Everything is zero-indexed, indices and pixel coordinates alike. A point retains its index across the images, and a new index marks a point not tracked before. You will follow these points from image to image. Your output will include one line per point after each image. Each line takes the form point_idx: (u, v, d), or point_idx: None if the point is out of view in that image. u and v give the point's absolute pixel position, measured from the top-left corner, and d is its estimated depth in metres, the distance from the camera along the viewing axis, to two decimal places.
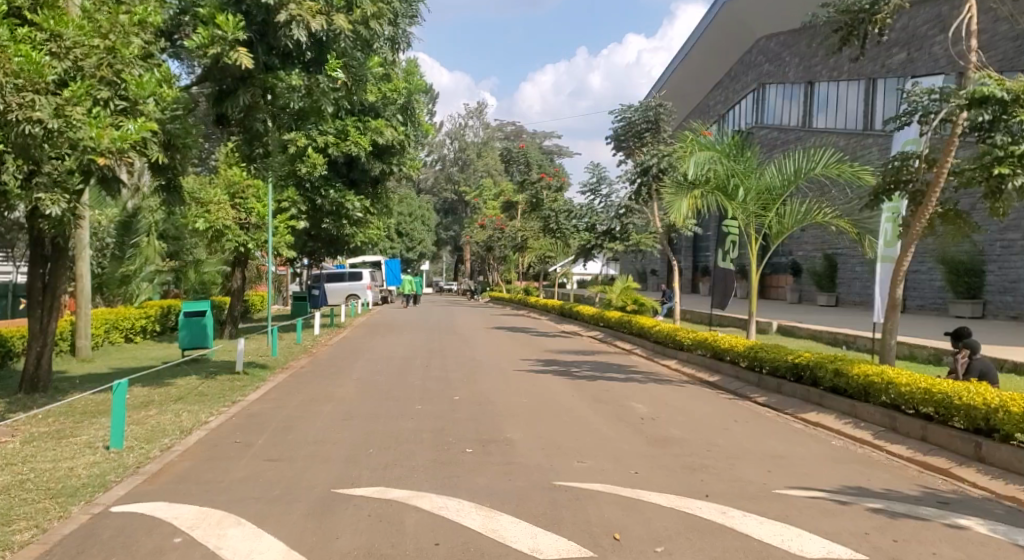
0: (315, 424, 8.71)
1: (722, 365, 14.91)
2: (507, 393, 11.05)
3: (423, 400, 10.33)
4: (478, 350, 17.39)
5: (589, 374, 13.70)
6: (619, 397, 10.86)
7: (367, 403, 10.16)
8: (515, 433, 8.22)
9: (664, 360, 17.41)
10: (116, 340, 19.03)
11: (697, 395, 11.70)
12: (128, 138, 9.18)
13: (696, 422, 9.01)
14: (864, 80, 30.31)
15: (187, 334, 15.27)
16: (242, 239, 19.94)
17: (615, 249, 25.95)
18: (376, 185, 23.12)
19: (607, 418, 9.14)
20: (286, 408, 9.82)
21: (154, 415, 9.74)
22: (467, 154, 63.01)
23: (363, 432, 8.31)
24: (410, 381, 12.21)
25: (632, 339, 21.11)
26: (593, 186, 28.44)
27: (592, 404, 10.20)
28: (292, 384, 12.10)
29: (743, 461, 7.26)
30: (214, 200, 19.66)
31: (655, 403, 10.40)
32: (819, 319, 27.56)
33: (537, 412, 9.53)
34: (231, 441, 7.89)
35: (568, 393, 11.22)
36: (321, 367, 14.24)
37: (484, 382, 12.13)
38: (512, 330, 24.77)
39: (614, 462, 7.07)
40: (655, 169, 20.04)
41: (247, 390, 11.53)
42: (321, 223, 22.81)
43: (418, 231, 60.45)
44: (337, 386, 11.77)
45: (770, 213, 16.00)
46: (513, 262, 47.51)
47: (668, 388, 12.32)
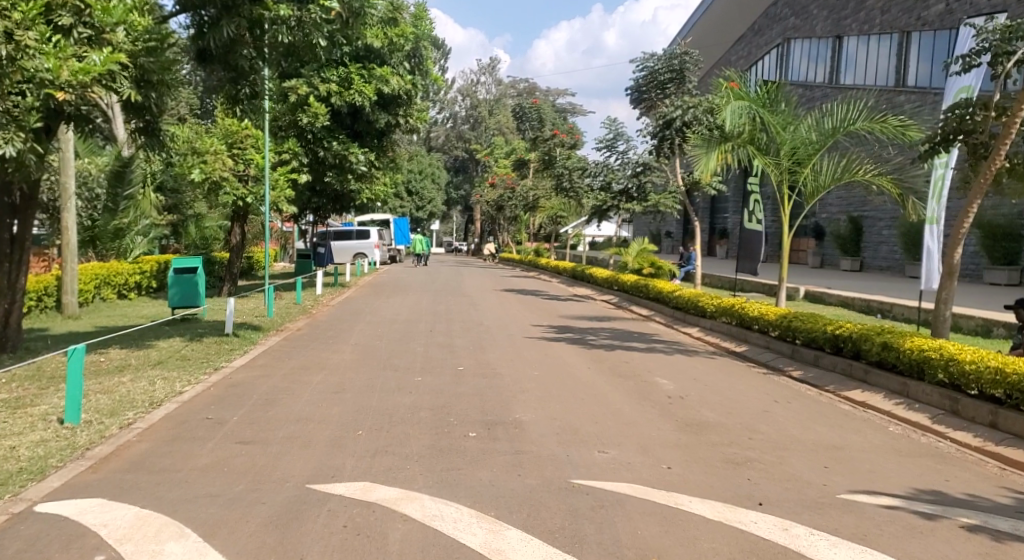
0: (301, 399, 7.71)
1: (751, 335, 13.81)
2: (518, 364, 10.03)
3: (425, 371, 9.34)
4: (487, 314, 16.36)
5: (606, 343, 12.67)
6: (642, 371, 9.81)
7: (363, 373, 9.16)
8: (528, 414, 7.19)
9: (686, 328, 16.33)
10: (107, 297, 18.18)
11: (726, 369, 10.67)
12: (92, 71, 8.10)
13: (731, 403, 7.99)
14: (897, 34, 28.61)
15: (177, 292, 14.28)
16: (240, 192, 18.79)
17: (632, 210, 24.79)
18: (381, 137, 21.89)
19: (631, 397, 8.11)
20: (273, 377, 8.85)
21: (126, 383, 8.78)
22: (479, 112, 61.53)
23: (354, 409, 7.32)
24: (413, 348, 11.20)
25: (651, 304, 20.00)
26: (609, 141, 27.15)
27: (611, 378, 9.20)
28: (285, 349, 11.12)
29: (793, 453, 6.22)
30: (210, 150, 18.47)
31: (682, 379, 9.39)
32: (845, 284, 26.35)
33: (553, 387, 8.52)
34: (202, 417, 6.91)
35: (586, 365, 10.19)
36: (318, 330, 13.28)
37: (493, 351, 11.12)
38: (523, 293, 23.73)
39: (642, 453, 6.05)
40: (679, 122, 18.70)
41: (234, 355, 10.57)
42: (323, 178, 21.27)
43: (429, 190, 59.21)
44: (333, 352, 10.79)
45: (806, 168, 14.69)
46: (525, 222, 46.40)
47: (694, 360, 11.27)
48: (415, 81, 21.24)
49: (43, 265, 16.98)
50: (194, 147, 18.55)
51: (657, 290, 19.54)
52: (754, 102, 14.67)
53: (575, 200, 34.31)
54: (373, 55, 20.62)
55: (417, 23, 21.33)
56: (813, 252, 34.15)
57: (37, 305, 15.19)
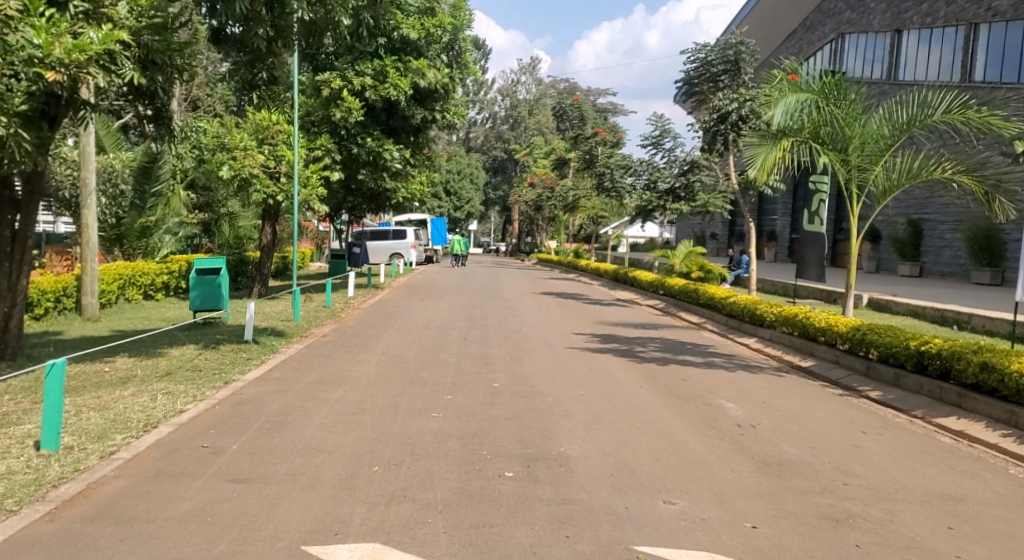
0: (315, 422, 6.73)
1: (817, 348, 12.56)
2: (562, 380, 8.97)
3: (458, 388, 8.33)
4: (526, 320, 15.32)
5: (656, 355, 11.53)
6: (702, 391, 8.66)
7: (387, 390, 8.16)
8: (576, 447, 6.12)
9: (742, 338, 15.13)
10: (133, 297, 17.53)
11: (797, 389, 9.46)
12: (87, 48, 7.22)
13: (812, 435, 6.84)
14: (963, 26, 26.84)
15: (198, 295, 13.45)
16: (271, 191, 17.97)
17: (679, 210, 23.50)
18: (417, 134, 20.88)
19: (697, 427, 6.99)
20: (287, 394, 7.90)
21: (126, 399, 7.92)
22: (519, 112, 60.41)
23: (372, 436, 6.31)
24: (446, 360, 10.20)
25: (701, 310, 18.81)
26: (655, 139, 25.95)
27: (668, 400, 8.08)
28: (307, 358, 10.20)
29: (904, 505, 5.07)
30: (240, 146, 17.76)
31: (749, 402, 8.24)
32: (906, 290, 24.77)
33: (603, 411, 7.44)
34: (196, 446, 5.96)
35: (639, 382, 9.06)
36: (346, 337, 12.36)
37: (533, 364, 10.05)
38: (563, 296, 22.62)
39: (718, 507, 4.95)
40: (735, 116, 17.67)
41: (250, 365, 9.65)
42: (357, 175, 20.33)
43: (467, 190, 58.38)
44: (357, 363, 9.83)
45: (877, 167, 13.26)
46: (564, 223, 45.24)
47: (757, 378, 10.08)
48: (453, 74, 20.18)
49: (65, 263, 16.38)
50: (222, 143, 17.90)
51: (709, 296, 18.35)
52: (815, 94, 13.31)
53: (617, 201, 33.09)
54: (409, 47, 19.66)
55: (455, 13, 20.31)
56: (868, 257, 32.47)
57: (55, 307, 14.54)
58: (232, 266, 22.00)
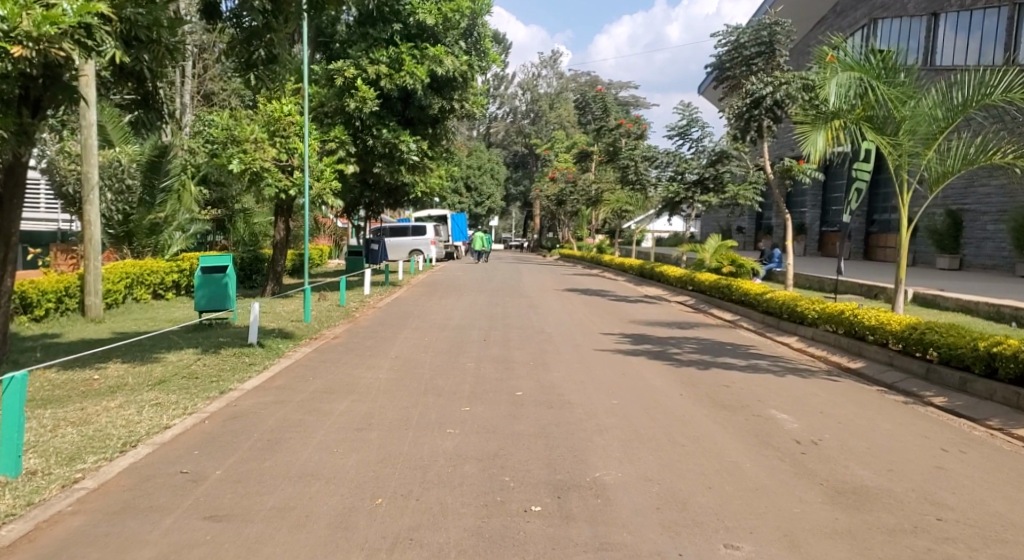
0: (315, 440, 5.93)
1: (866, 348, 11.59)
2: (592, 388, 8.10)
3: (477, 398, 7.48)
4: (551, 320, 14.46)
5: (693, 357, 10.63)
6: (749, 400, 7.75)
7: (398, 401, 7.32)
8: (614, 473, 5.24)
9: (781, 337, 14.17)
10: (141, 297, 16.89)
11: (855, 396, 8.51)
12: (57, 20, 6.42)
13: (887, 455, 5.91)
14: (1007, 6, 25.65)
15: (205, 294, 12.72)
16: (283, 185, 17.30)
17: (709, 202, 22.47)
18: (435, 124, 20.05)
19: (751, 446, 6.08)
20: (287, 406, 7.10)
21: (110, 412, 7.15)
22: (540, 105, 59.36)
23: (378, 459, 5.48)
24: (465, 365, 9.36)
25: (735, 307, 17.84)
26: (682, 128, 24.97)
27: (713, 412, 7.18)
28: (313, 363, 9.39)
29: (1019, 551, 4.14)
30: (251, 138, 17.01)
31: (804, 412, 7.31)
32: (949, 283, 23.56)
33: (642, 425, 6.57)
34: (174, 472, 5.17)
35: (678, 390, 8.17)
36: (358, 338, 11.55)
37: (559, 369, 9.19)
38: (588, 293, 21.69)
39: (791, 552, 4.07)
40: (770, 101, 16.60)
41: (251, 371, 8.87)
42: (373, 168, 19.53)
43: (488, 185, 57.48)
44: (368, 368, 9.01)
45: (930, 151, 12.17)
46: (587, 218, 44.24)
47: (807, 383, 9.14)
48: (472, 61, 19.30)
49: (70, 263, 15.77)
50: (232, 135, 17.23)
51: (743, 292, 17.39)
52: (869, 72, 12.25)
53: (641, 194, 32.07)
54: (426, 33, 18.85)
55: None
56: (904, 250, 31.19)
57: (56, 308, 13.88)
58: (246, 264, 21.34)
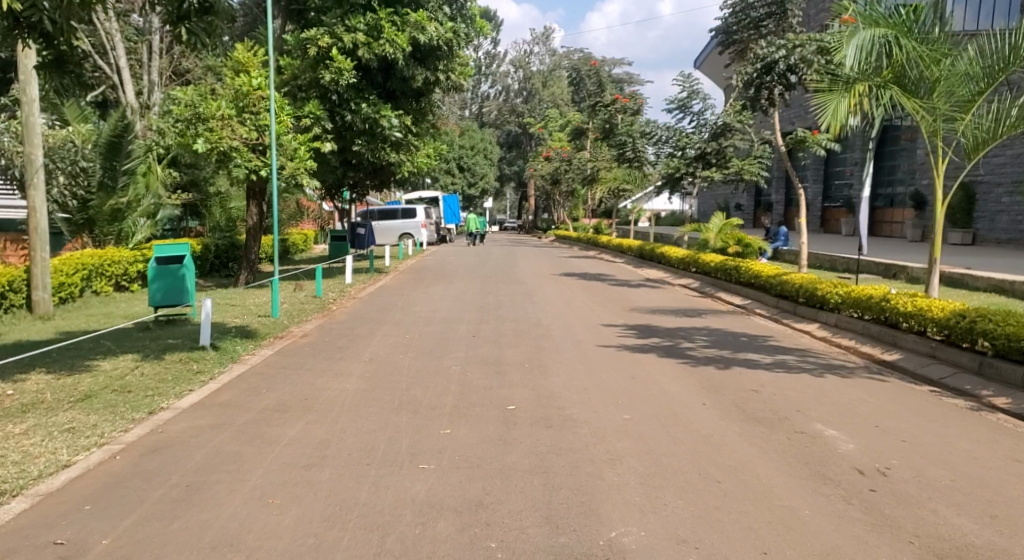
0: (247, 484, 4.61)
1: (902, 337, 10.31)
2: (598, 398, 6.78)
3: (459, 416, 6.15)
4: (548, 310, 13.12)
5: (710, 353, 9.31)
6: (788, 410, 6.44)
7: (364, 422, 6.00)
8: (635, 533, 3.95)
9: (800, 324, 12.89)
10: (102, 290, 15.54)
11: (908, 399, 7.20)
12: None
13: (982, 491, 4.60)
14: None
15: (160, 287, 11.38)
16: (254, 164, 15.97)
17: (710, 178, 21.06)
18: (419, 98, 18.62)
19: (805, 480, 4.78)
20: (226, 431, 5.77)
21: (6, 440, 5.80)
22: (532, 84, 57.61)
23: (325, 515, 4.16)
24: (448, 370, 8.03)
25: (744, 290, 16.55)
26: (683, 100, 23.62)
27: (748, 430, 5.87)
28: (270, 370, 8.05)
29: None
30: (217, 114, 15.60)
31: (856, 426, 6.01)
32: (968, 259, 22.18)
33: (663, 452, 5.26)
34: (44, 544, 3.84)
35: (701, 398, 6.84)
36: (330, 336, 10.21)
37: (559, 374, 7.85)
38: (586, 277, 20.34)
39: None
40: (782, 66, 15.06)
41: (197, 382, 7.53)
42: (352, 146, 18.08)
43: (481, 166, 55.96)
44: (334, 376, 7.68)
45: (967, 115, 10.44)
46: (582, 197, 42.81)
47: (847, 384, 7.83)
48: (457, 29, 17.87)
49: (20, 254, 14.41)
50: (197, 112, 15.79)
51: (754, 274, 16.10)
52: (896, 27, 10.47)
53: (639, 172, 30.66)
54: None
55: None
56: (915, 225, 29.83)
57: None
58: (220, 251, 20.13)
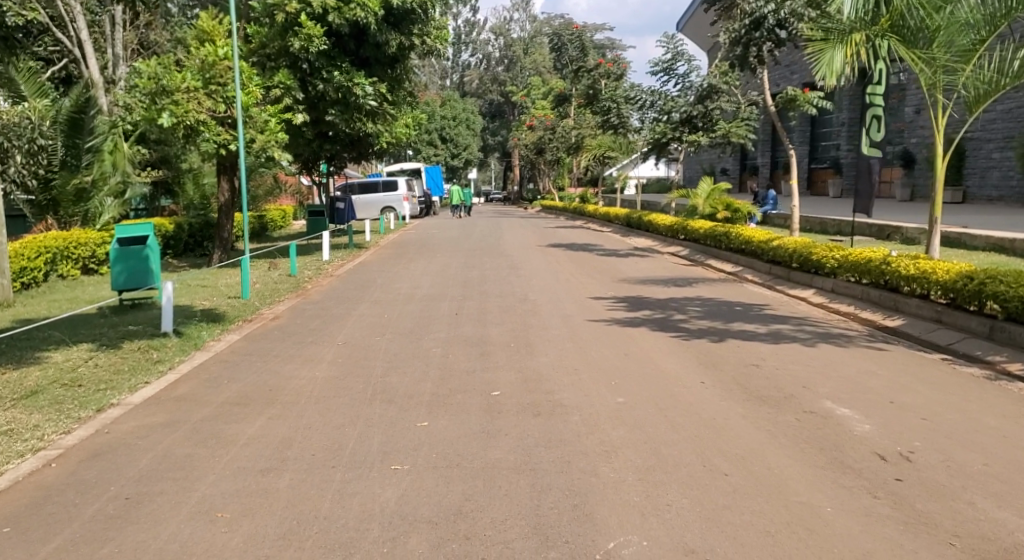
0: (195, 496, 4.05)
1: (904, 302, 9.84)
2: (588, 380, 6.25)
3: (436, 406, 5.61)
4: (533, 284, 12.56)
5: (704, 325, 8.80)
6: (794, 387, 5.95)
7: (333, 416, 5.45)
8: (636, 544, 3.42)
9: (795, 290, 12.40)
10: (67, 274, 14.84)
11: (919, 368, 6.72)
12: None
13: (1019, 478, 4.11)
14: None
15: (122, 270, 10.73)
16: (223, 138, 15.23)
17: (698, 142, 20.40)
18: (394, 65, 17.88)
19: (823, 469, 4.28)
20: (179, 431, 5.20)
21: None
22: (513, 52, 56.48)
23: (280, 533, 3.62)
24: (427, 352, 7.48)
25: (735, 257, 16.05)
26: (668, 62, 22.95)
27: (753, 412, 5.37)
28: (236, 357, 7.47)
29: None
30: (182, 87, 14.81)
31: (869, 404, 5.52)
32: (961, 217, 21.76)
33: (662, 440, 4.74)
34: None
35: (700, 376, 6.33)
36: (303, 318, 9.61)
37: (545, 354, 7.31)
38: (573, 248, 19.77)
39: None
40: (771, 21, 14.53)
41: (155, 372, 6.93)
42: (326, 117, 17.34)
43: (463, 136, 55.01)
44: (303, 363, 7.11)
45: (968, 66, 9.74)
46: (567, 166, 42.05)
47: (853, 355, 7.34)
48: None
49: None
50: (160, 85, 14.98)
51: (745, 239, 15.59)
52: None
53: (624, 138, 29.99)
54: None
55: None
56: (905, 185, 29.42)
57: None
58: (193, 230, 19.42)
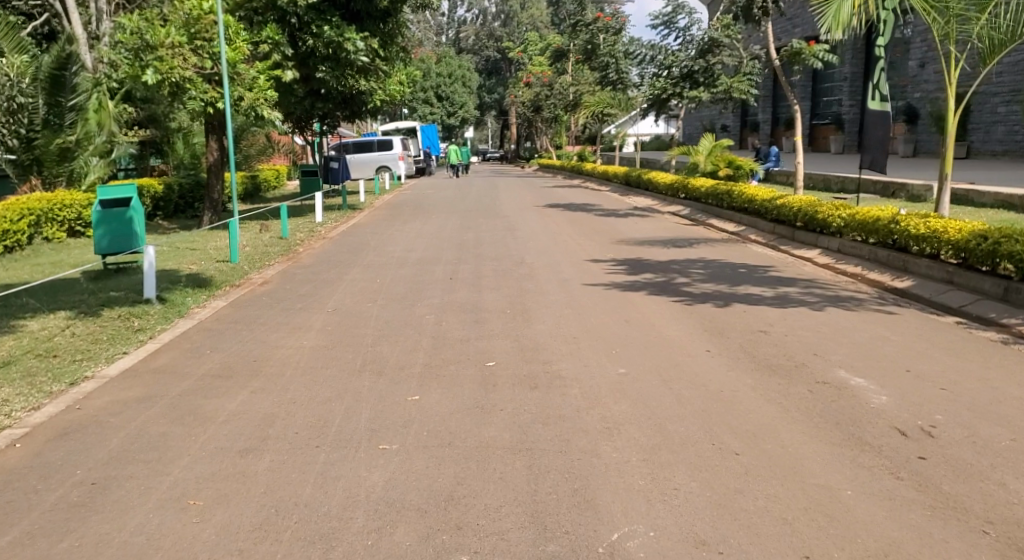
0: (167, 481, 3.77)
1: (914, 262, 9.50)
2: (588, 349, 5.96)
3: (428, 379, 5.32)
4: (531, 246, 12.20)
5: (708, 288, 8.49)
6: (804, 355, 5.66)
7: (318, 390, 5.15)
8: (643, 535, 3.14)
9: (800, 250, 12.06)
10: (53, 236, 14.46)
11: (933, 333, 6.42)
12: None
13: None
14: None
15: (105, 233, 10.35)
16: (210, 96, 14.72)
17: (698, 98, 19.88)
18: (386, 19, 17.28)
19: (840, 447, 4.00)
20: (156, 408, 4.90)
21: None
22: (510, 6, 55.31)
23: (257, 523, 3.34)
24: (420, 320, 7.17)
25: (737, 216, 15.68)
26: (669, 15, 22.29)
27: (763, 383, 5.08)
28: (220, 325, 7.15)
29: None
30: (166, 42, 14.24)
31: (885, 373, 5.23)
32: (966, 174, 21.35)
33: (668, 416, 4.45)
34: None
35: (704, 344, 6.04)
36: (292, 284, 9.28)
37: (543, 321, 7.01)
38: (571, 208, 19.39)
39: None
40: None
41: (135, 342, 6.62)
42: (316, 73, 16.80)
43: (460, 94, 54.12)
44: (290, 332, 6.80)
45: (983, 14, 9.28)
46: (565, 124, 41.32)
47: (863, 319, 7.04)
48: None
49: None
50: (144, 40, 14.40)
51: (748, 198, 15.21)
52: None
53: (623, 94, 29.35)
54: None
55: None
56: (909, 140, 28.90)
57: None
58: (183, 191, 18.99)
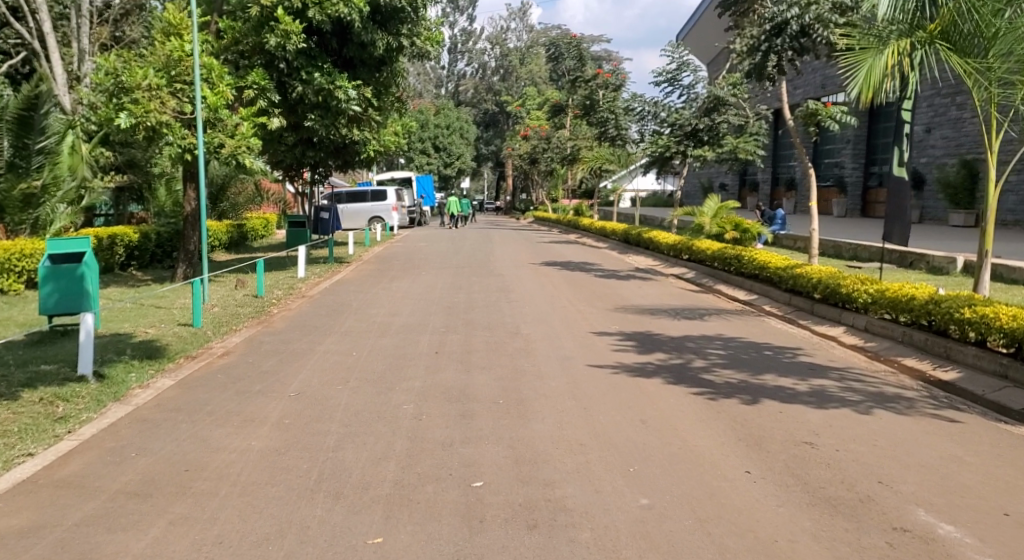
0: None
1: (958, 349, 8.44)
2: (597, 464, 4.83)
3: (399, 507, 4.19)
4: (527, 313, 11.14)
5: (731, 376, 7.40)
6: (868, 485, 4.55)
7: (257, 523, 4.00)
8: None
9: (822, 327, 11.01)
10: (13, 290, 13.44)
11: (1012, 451, 5.32)
12: None
13: None
14: None
15: (53, 293, 9.26)
16: (189, 142, 13.70)
17: (704, 156, 19.05)
18: (381, 68, 16.46)
19: None
20: (36, 548, 3.73)
21: None
22: (510, 61, 55.29)
23: None
24: (396, 412, 6.04)
25: (748, 283, 14.69)
26: (673, 72, 21.58)
27: (825, 528, 3.96)
28: (158, 414, 6.00)
29: None
30: (143, 84, 13.29)
31: (978, 518, 4.11)
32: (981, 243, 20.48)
33: None
34: None
35: (741, 461, 4.93)
36: (255, 356, 8.15)
37: (542, 419, 5.88)
38: (569, 267, 18.39)
39: None
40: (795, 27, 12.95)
41: (47, 438, 5.43)
42: (305, 121, 15.90)
43: (457, 145, 53.70)
44: (238, 426, 5.65)
45: None
46: (562, 178, 40.71)
47: (921, 426, 5.93)
48: None
49: None
50: (121, 81, 13.50)
51: (760, 265, 14.23)
52: None
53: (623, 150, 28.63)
54: None
55: None
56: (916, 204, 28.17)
57: None
58: (160, 240, 17.97)
